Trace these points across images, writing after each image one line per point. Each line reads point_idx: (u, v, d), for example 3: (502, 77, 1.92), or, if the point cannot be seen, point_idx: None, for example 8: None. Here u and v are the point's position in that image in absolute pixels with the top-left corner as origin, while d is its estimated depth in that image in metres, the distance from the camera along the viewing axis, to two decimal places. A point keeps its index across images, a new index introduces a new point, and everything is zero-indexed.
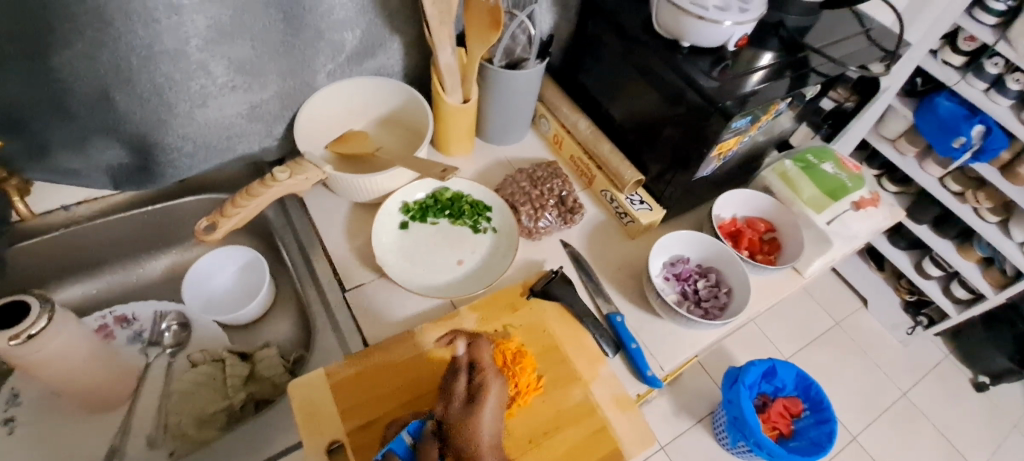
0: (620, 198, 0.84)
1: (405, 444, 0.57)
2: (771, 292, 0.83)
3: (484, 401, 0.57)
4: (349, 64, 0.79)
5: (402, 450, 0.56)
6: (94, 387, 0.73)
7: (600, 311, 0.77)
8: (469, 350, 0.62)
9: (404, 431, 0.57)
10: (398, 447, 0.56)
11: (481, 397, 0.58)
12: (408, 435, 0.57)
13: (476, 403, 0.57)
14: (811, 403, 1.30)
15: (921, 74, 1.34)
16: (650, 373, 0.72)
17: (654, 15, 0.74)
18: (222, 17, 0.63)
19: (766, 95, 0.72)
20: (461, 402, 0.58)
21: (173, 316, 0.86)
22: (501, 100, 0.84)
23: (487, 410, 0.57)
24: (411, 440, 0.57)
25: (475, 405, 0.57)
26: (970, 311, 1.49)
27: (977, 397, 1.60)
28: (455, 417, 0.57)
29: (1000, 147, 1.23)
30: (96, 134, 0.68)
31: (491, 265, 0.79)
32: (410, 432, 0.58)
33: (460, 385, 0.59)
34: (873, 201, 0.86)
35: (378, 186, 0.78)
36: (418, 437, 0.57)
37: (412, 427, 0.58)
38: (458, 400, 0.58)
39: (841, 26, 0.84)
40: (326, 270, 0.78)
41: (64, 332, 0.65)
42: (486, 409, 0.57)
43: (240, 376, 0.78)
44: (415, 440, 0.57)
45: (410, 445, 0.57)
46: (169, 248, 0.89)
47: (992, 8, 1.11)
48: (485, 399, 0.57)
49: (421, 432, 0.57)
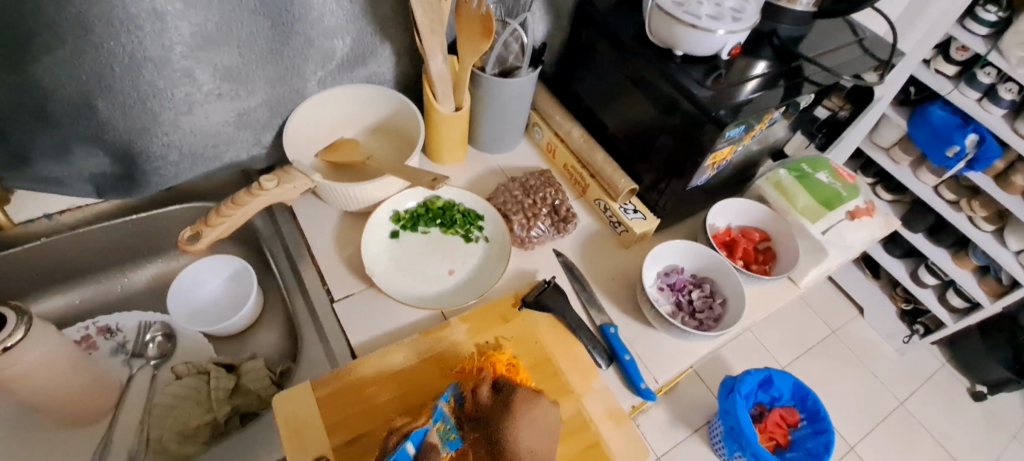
0: (614, 207, 0.83)
1: (407, 456, 0.51)
2: (766, 302, 0.82)
3: (544, 400, 0.58)
4: (340, 72, 0.78)
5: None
6: (74, 399, 0.71)
7: (593, 323, 0.76)
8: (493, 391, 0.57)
9: (406, 442, 0.51)
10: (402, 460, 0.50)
11: (540, 395, 0.58)
12: (410, 447, 0.51)
13: (540, 399, 0.57)
14: (808, 413, 1.28)
15: (915, 82, 1.34)
16: (644, 385, 0.70)
17: (646, 24, 0.74)
18: (207, 25, 0.62)
19: (761, 105, 0.71)
20: (524, 390, 0.57)
21: (157, 327, 0.85)
22: (493, 109, 0.83)
23: (544, 405, 0.57)
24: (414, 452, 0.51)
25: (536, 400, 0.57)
26: (965, 320, 1.48)
27: (975, 406, 1.59)
28: (518, 398, 0.56)
29: (994, 156, 1.22)
30: (78, 142, 0.66)
31: (483, 275, 0.78)
32: (413, 443, 0.51)
33: (517, 385, 0.57)
34: (868, 211, 0.86)
35: (368, 195, 0.77)
36: (422, 451, 0.51)
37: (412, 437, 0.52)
38: (519, 389, 0.57)
39: (834, 36, 0.84)
40: (314, 278, 0.77)
41: (42, 343, 0.63)
42: (543, 404, 0.57)
43: (225, 389, 0.76)
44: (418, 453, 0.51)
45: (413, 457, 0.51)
46: (154, 258, 0.88)
47: (985, 18, 1.11)
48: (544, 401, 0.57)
49: (424, 445, 0.51)
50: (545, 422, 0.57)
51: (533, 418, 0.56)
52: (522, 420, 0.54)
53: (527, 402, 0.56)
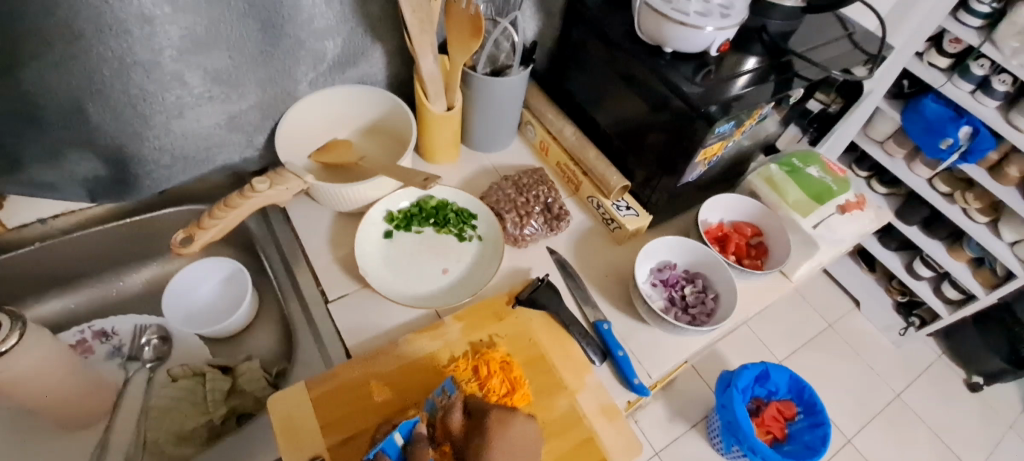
0: (606, 205, 0.83)
1: (395, 446, 0.55)
2: (759, 296, 0.82)
3: (521, 415, 0.56)
4: (331, 73, 0.78)
5: (393, 451, 0.55)
6: (70, 403, 0.71)
7: (587, 319, 0.76)
8: (462, 417, 0.56)
9: (395, 432, 0.55)
10: (389, 449, 0.55)
11: (516, 412, 0.56)
12: (399, 437, 0.55)
13: (515, 417, 0.55)
14: (804, 407, 1.29)
15: (907, 76, 1.34)
16: (637, 380, 0.71)
17: (636, 21, 0.74)
18: (197, 29, 0.63)
19: (751, 100, 0.72)
20: (497, 411, 0.55)
21: (152, 330, 0.86)
22: (485, 107, 0.83)
23: (521, 422, 0.56)
24: (402, 442, 0.55)
25: (511, 419, 0.55)
26: (960, 312, 1.50)
27: (971, 397, 1.60)
28: (493, 420, 0.54)
29: (988, 147, 1.23)
30: (70, 147, 0.66)
31: (476, 274, 0.78)
32: (401, 434, 0.55)
33: (488, 408, 0.56)
34: (859, 204, 0.86)
35: (360, 196, 0.77)
36: (409, 440, 0.55)
37: (402, 428, 0.56)
38: (492, 411, 0.55)
39: (824, 30, 0.84)
40: (308, 280, 0.77)
41: (37, 348, 0.63)
42: (518, 423, 0.55)
43: (221, 391, 0.77)
44: (406, 443, 0.55)
45: (400, 447, 0.55)
46: (148, 261, 0.88)
47: (977, 10, 1.11)
48: (519, 419, 0.55)
49: (411, 435, 0.55)
50: (522, 442, 0.55)
51: (508, 442, 0.54)
52: (497, 445, 0.53)
53: (500, 425, 0.54)
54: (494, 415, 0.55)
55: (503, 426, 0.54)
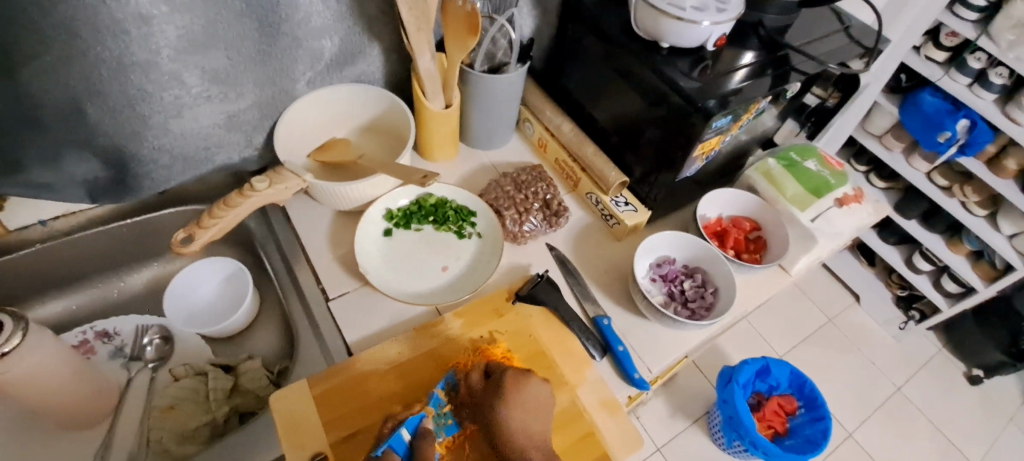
0: (605, 201, 0.83)
1: (403, 442, 0.57)
2: (758, 291, 0.83)
3: (536, 379, 0.59)
4: (328, 72, 0.79)
5: (400, 447, 0.57)
6: (73, 403, 0.72)
7: (587, 315, 0.76)
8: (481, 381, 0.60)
9: (401, 429, 0.57)
10: (397, 445, 0.57)
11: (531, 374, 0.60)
12: (405, 432, 0.57)
13: (530, 379, 0.59)
14: (805, 401, 1.29)
15: (905, 69, 1.34)
16: (637, 375, 0.71)
17: (632, 17, 0.74)
18: (194, 28, 0.63)
19: (749, 94, 0.72)
20: (512, 372, 0.59)
21: (155, 330, 0.86)
22: (482, 105, 0.83)
23: (535, 384, 0.59)
24: (410, 437, 0.57)
25: (527, 381, 0.58)
26: (959, 305, 1.50)
27: (972, 390, 1.61)
28: (507, 381, 0.58)
29: (986, 140, 1.22)
30: (69, 149, 0.67)
31: (476, 271, 0.78)
32: (408, 429, 0.58)
33: (505, 370, 0.60)
34: (856, 198, 0.87)
35: (359, 194, 0.77)
36: (416, 436, 0.57)
37: (409, 424, 0.58)
38: (508, 372, 0.59)
39: (820, 24, 0.84)
40: (309, 279, 0.77)
41: (39, 349, 0.64)
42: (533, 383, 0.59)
43: (223, 390, 0.77)
44: (413, 438, 0.57)
45: (408, 443, 0.57)
46: (149, 262, 0.89)
47: (974, 4, 1.11)
48: (534, 380, 0.59)
49: (418, 430, 0.58)
50: (538, 400, 0.58)
51: (524, 399, 0.57)
52: (513, 400, 0.56)
53: (515, 385, 0.58)
54: (510, 376, 0.58)
55: (518, 385, 0.58)
